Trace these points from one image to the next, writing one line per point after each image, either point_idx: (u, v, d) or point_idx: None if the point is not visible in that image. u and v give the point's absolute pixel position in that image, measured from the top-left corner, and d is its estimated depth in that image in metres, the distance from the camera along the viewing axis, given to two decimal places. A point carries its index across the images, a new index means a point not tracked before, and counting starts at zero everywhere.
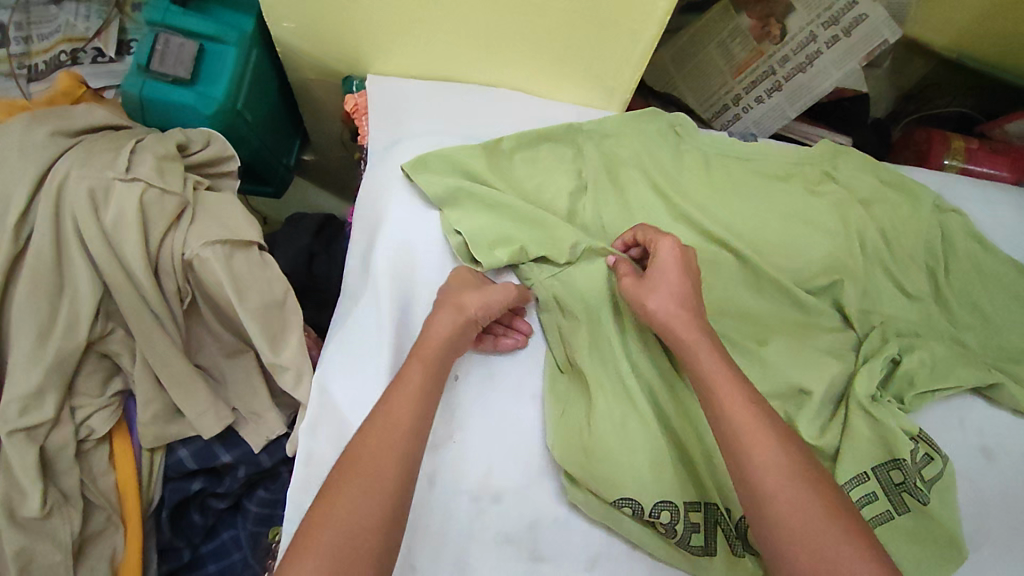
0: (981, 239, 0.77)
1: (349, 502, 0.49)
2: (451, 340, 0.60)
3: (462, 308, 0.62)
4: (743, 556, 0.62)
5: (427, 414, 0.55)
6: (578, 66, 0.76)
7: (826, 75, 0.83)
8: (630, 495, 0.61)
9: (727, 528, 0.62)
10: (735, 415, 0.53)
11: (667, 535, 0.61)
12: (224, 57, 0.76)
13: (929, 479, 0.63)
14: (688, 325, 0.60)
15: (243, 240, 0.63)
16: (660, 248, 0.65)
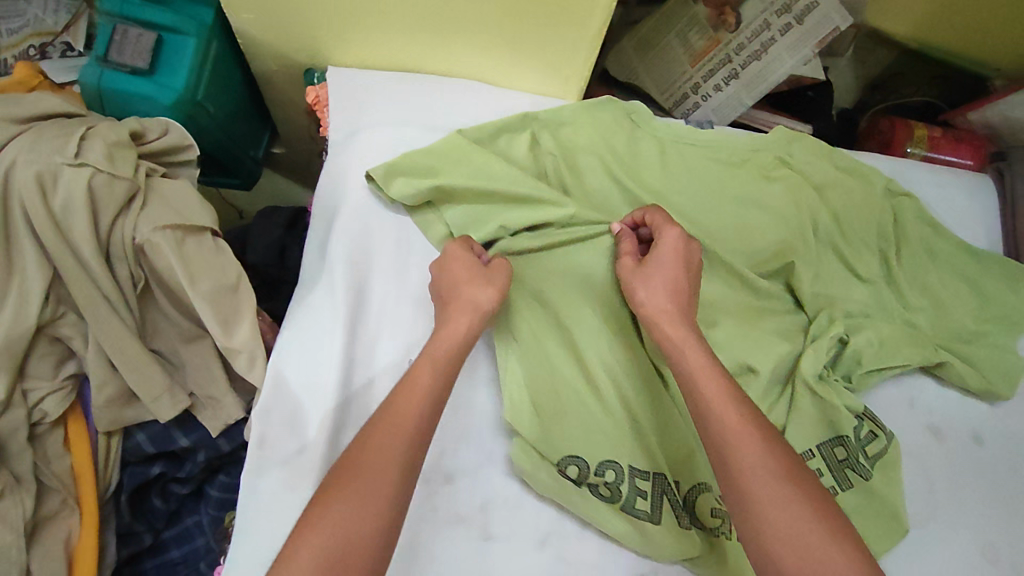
0: (933, 222, 0.79)
1: (342, 513, 0.49)
2: (468, 340, 0.61)
3: (479, 307, 0.62)
4: (690, 528, 0.63)
5: (433, 415, 0.56)
6: (533, 55, 0.77)
7: (780, 61, 0.85)
8: (575, 453, 0.63)
9: (674, 499, 0.63)
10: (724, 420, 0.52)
11: (613, 496, 0.62)
12: (184, 49, 0.76)
13: (873, 455, 0.65)
14: (674, 320, 0.60)
15: (197, 225, 0.65)
16: (663, 238, 0.64)
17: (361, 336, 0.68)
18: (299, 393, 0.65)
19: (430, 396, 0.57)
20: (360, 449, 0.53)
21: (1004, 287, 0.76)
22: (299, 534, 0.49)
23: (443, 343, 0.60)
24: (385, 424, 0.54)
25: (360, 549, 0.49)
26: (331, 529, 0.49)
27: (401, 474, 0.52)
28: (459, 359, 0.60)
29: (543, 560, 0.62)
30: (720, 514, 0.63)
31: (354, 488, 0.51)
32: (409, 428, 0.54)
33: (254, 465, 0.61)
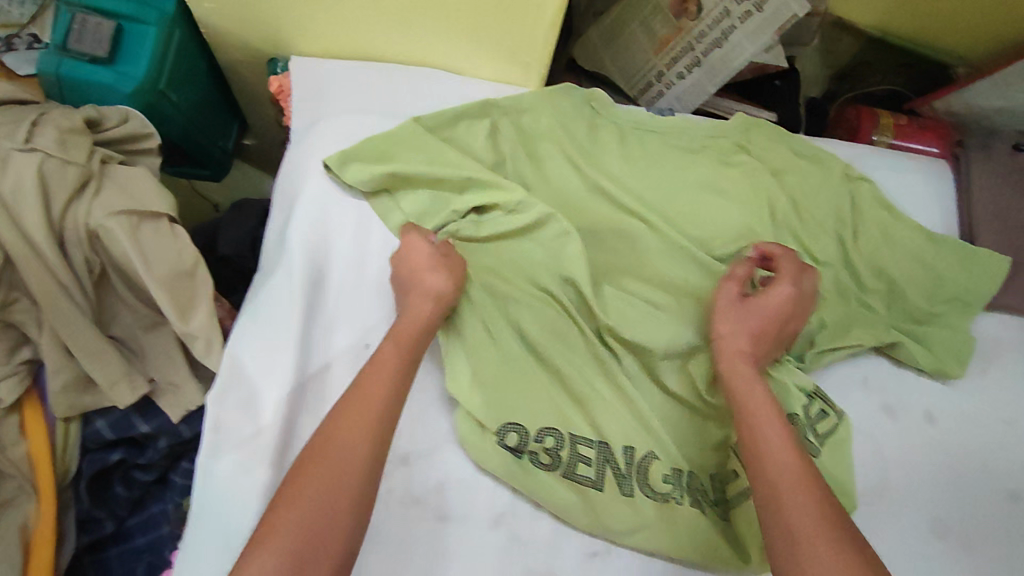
0: (890, 206, 0.79)
1: (301, 505, 0.49)
2: (429, 325, 0.62)
3: (432, 290, 0.63)
4: (632, 493, 0.63)
5: (394, 406, 0.56)
6: (492, 42, 0.78)
7: (742, 49, 0.83)
8: (516, 421, 0.64)
9: (616, 466, 0.64)
10: (783, 483, 0.50)
11: (551, 462, 0.63)
12: (146, 38, 0.76)
13: (822, 434, 0.66)
14: (748, 360, 0.61)
15: (154, 211, 0.66)
16: (773, 291, 0.64)
17: (319, 320, 0.69)
18: (257, 377, 0.65)
19: (396, 372, 0.58)
20: (331, 431, 0.53)
21: (960, 269, 0.76)
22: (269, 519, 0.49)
23: (405, 325, 0.61)
24: (352, 405, 0.55)
25: (332, 533, 0.49)
26: (301, 512, 0.49)
27: (369, 452, 0.53)
28: (421, 339, 0.61)
29: (496, 540, 0.63)
30: (669, 481, 0.64)
31: (324, 470, 0.51)
32: (377, 407, 0.55)
33: (210, 448, 0.62)
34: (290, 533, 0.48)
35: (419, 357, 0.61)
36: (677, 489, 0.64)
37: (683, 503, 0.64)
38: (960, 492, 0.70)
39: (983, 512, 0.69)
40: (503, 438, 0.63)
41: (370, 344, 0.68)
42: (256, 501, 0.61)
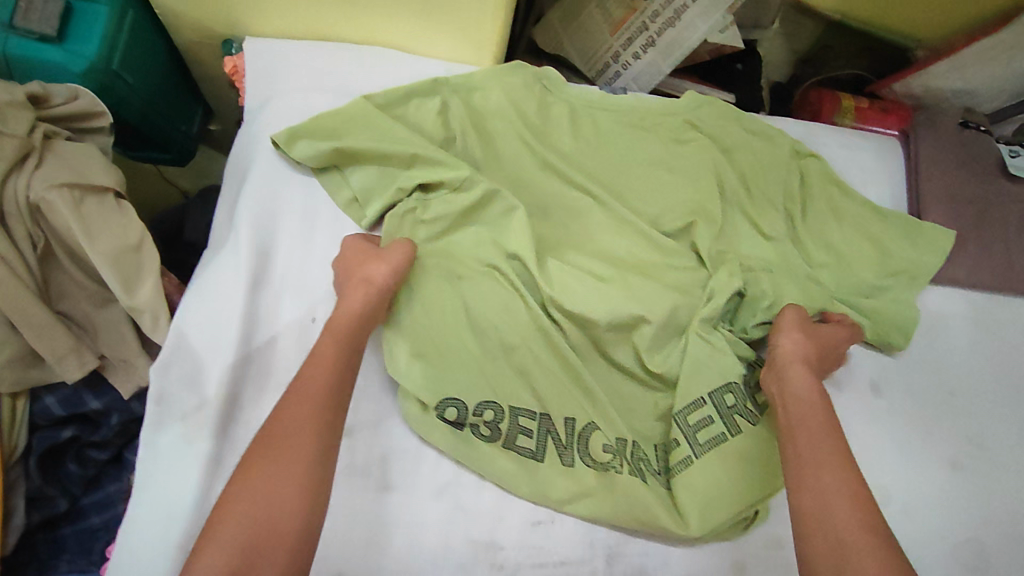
0: (839, 182, 0.80)
1: (249, 492, 0.50)
2: (367, 314, 0.63)
3: (372, 282, 0.64)
4: (575, 465, 0.64)
5: (339, 390, 0.57)
6: (441, 21, 0.78)
7: (695, 28, 0.84)
8: (454, 395, 0.64)
9: (557, 439, 0.65)
10: (829, 495, 0.53)
11: (492, 435, 0.64)
12: (97, 18, 0.76)
13: (761, 402, 0.69)
14: (804, 370, 0.65)
15: (99, 185, 0.66)
16: (834, 333, 0.70)
17: (264, 295, 0.69)
18: (200, 352, 0.66)
19: (336, 362, 0.58)
20: (274, 423, 0.54)
21: (906, 244, 0.77)
22: (219, 512, 0.49)
23: (344, 315, 0.62)
24: (294, 396, 0.56)
25: (281, 522, 0.49)
26: (248, 502, 0.49)
27: (313, 440, 0.53)
28: (361, 328, 0.62)
29: (439, 509, 0.64)
30: (610, 450, 0.65)
31: (269, 460, 0.52)
32: (318, 395, 0.56)
33: (153, 420, 0.63)
34: (238, 524, 0.48)
35: (359, 344, 0.61)
36: (618, 458, 0.65)
37: (625, 473, 0.64)
38: (904, 461, 0.71)
39: (924, 481, 0.70)
40: (443, 413, 0.63)
41: (315, 319, 0.69)
42: (200, 471, 0.62)
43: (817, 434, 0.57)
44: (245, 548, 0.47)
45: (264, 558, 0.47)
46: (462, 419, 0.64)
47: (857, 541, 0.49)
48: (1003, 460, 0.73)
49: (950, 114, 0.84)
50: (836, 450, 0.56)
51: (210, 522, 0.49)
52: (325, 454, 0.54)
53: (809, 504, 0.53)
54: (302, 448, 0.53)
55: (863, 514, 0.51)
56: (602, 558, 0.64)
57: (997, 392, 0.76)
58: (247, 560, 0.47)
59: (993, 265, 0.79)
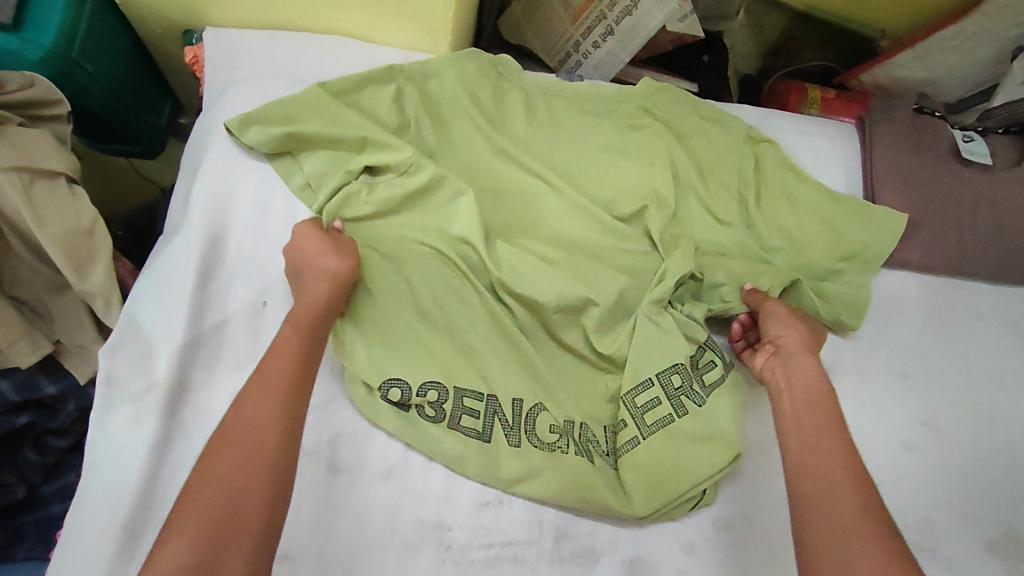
0: (793, 167, 0.81)
1: (218, 473, 0.48)
2: (328, 304, 0.62)
3: (334, 275, 0.64)
4: (521, 446, 0.64)
5: (303, 374, 0.56)
6: (397, 8, 0.79)
7: (651, 15, 0.84)
8: (397, 376, 0.64)
9: (504, 419, 0.65)
10: (833, 478, 0.53)
11: (438, 416, 0.64)
12: (53, 7, 0.77)
13: (711, 383, 0.70)
14: (805, 357, 0.65)
15: (49, 169, 0.66)
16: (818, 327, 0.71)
17: (216, 279, 0.70)
18: (152, 335, 0.66)
19: (298, 352, 0.57)
20: (238, 412, 0.52)
21: (858, 227, 0.78)
22: (182, 502, 0.47)
23: (302, 306, 0.61)
24: (256, 383, 0.54)
25: (247, 512, 0.47)
26: (214, 492, 0.47)
27: (280, 429, 0.52)
28: (321, 323, 0.61)
29: (388, 491, 0.64)
30: (556, 430, 0.66)
31: (235, 448, 0.50)
32: (283, 379, 0.55)
33: (101, 402, 0.63)
34: (203, 513, 0.46)
35: (320, 335, 0.61)
36: (565, 437, 0.66)
37: (570, 454, 0.65)
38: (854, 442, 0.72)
39: (874, 462, 0.71)
40: (387, 393, 0.64)
41: (265, 302, 0.69)
42: (146, 451, 0.62)
43: (822, 425, 0.58)
44: (209, 538, 0.45)
45: (227, 547, 0.45)
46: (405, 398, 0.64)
47: (863, 525, 0.49)
48: (953, 440, 0.74)
49: (904, 100, 0.86)
50: (841, 440, 0.56)
51: (174, 511, 0.47)
52: (290, 445, 0.52)
53: (814, 491, 0.53)
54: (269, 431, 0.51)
55: (868, 501, 0.51)
56: (551, 538, 0.65)
57: (945, 373, 0.77)
58: (213, 541, 0.45)
59: (945, 248, 0.80)
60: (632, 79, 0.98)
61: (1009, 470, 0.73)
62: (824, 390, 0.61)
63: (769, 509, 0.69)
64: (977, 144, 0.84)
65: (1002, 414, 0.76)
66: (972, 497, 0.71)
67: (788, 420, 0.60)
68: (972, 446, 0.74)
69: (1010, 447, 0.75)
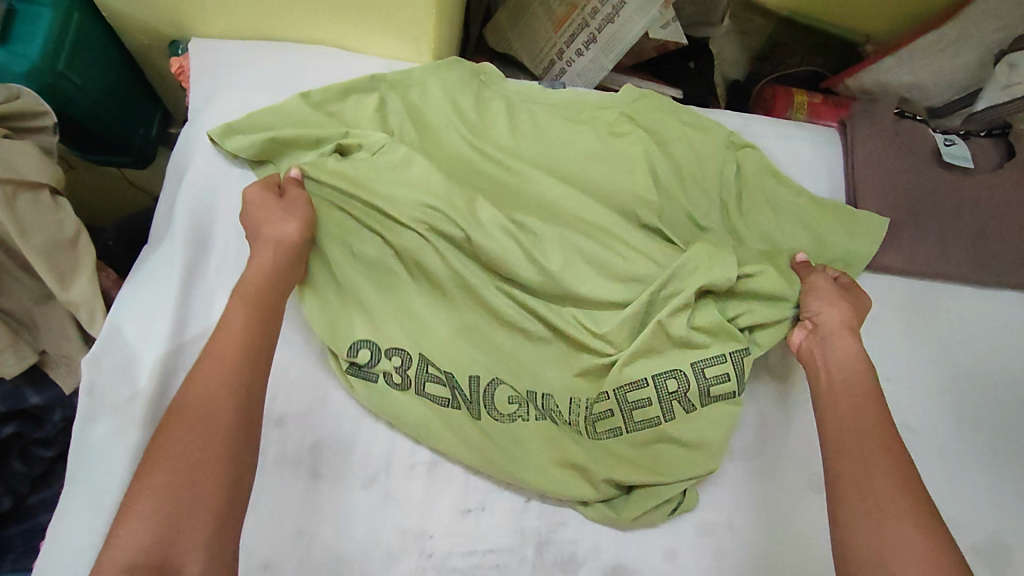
0: (774, 172, 0.82)
1: (172, 449, 0.49)
2: (276, 270, 0.63)
3: (280, 237, 0.65)
4: (479, 416, 0.68)
5: (255, 349, 0.56)
6: (380, 18, 0.79)
7: (633, 23, 0.85)
8: (366, 339, 0.68)
9: (462, 393, 0.68)
10: (871, 461, 0.56)
11: (400, 380, 0.67)
12: (41, 20, 0.77)
13: (714, 396, 0.69)
14: (846, 336, 0.67)
15: (34, 182, 0.67)
16: (860, 299, 0.72)
17: (200, 287, 0.70)
18: (135, 344, 0.67)
19: (246, 329, 0.57)
20: (188, 392, 0.53)
21: (840, 231, 0.79)
22: (138, 481, 0.49)
23: (251, 278, 0.62)
24: (205, 363, 0.54)
25: (203, 487, 0.49)
26: (168, 472, 0.48)
27: (231, 405, 0.52)
28: (274, 291, 0.62)
29: (370, 498, 0.65)
30: (514, 401, 0.69)
31: (186, 427, 0.51)
32: (235, 357, 0.55)
33: (84, 412, 0.63)
34: (157, 491, 0.48)
35: (272, 300, 0.61)
36: (523, 406, 0.69)
37: (529, 420, 0.69)
38: None
39: None
40: (353, 355, 0.67)
41: None
42: (128, 461, 0.63)
43: (859, 404, 0.61)
44: (166, 515, 0.47)
45: (189, 521, 0.47)
46: (369, 363, 0.67)
47: (900, 506, 0.52)
48: (934, 443, 0.75)
49: (886, 104, 0.87)
50: (880, 419, 0.59)
51: (131, 490, 0.49)
52: (246, 420, 0.53)
53: (851, 470, 0.56)
54: (221, 408, 0.52)
55: (907, 481, 0.54)
56: (533, 545, 0.66)
57: (927, 376, 0.78)
58: (173, 517, 0.47)
59: (925, 253, 0.81)
60: (616, 85, 0.99)
61: (990, 472, 0.74)
62: (864, 370, 0.63)
63: (748, 513, 0.70)
64: (958, 147, 0.85)
65: (984, 417, 0.77)
66: (952, 499, 0.72)
67: (828, 398, 0.63)
68: (954, 449, 0.75)
69: (992, 449, 0.75)
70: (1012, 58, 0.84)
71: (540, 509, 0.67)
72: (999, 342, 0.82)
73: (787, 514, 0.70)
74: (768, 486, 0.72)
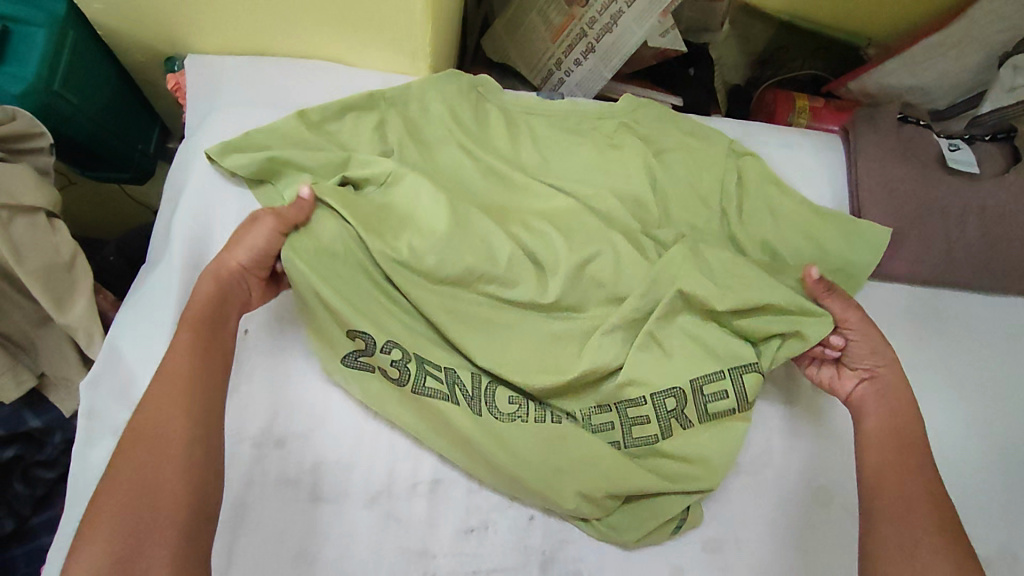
0: (777, 181, 0.81)
1: (124, 477, 0.49)
2: (221, 298, 0.61)
3: (221, 264, 0.62)
4: (482, 414, 0.65)
5: (206, 372, 0.56)
6: (376, 33, 0.79)
7: (630, 33, 0.84)
8: (365, 328, 0.66)
9: (465, 389, 0.66)
10: (912, 496, 0.57)
11: (396, 369, 0.66)
12: (35, 40, 0.76)
13: (713, 414, 0.68)
14: (898, 381, 0.67)
15: (29, 206, 0.66)
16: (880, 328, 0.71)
17: None
18: (132, 366, 0.66)
19: (197, 353, 0.57)
20: (140, 414, 0.53)
21: (842, 240, 0.78)
22: (95, 502, 0.48)
23: (195, 303, 0.60)
24: (157, 384, 0.54)
25: (161, 503, 0.48)
26: (117, 503, 0.48)
27: (187, 422, 0.52)
28: (221, 311, 0.61)
29: (372, 519, 0.64)
30: (514, 403, 0.67)
31: (143, 444, 0.51)
32: (184, 380, 0.55)
33: (83, 435, 0.63)
34: (113, 511, 0.47)
35: (221, 329, 0.60)
36: (523, 407, 0.67)
37: (529, 421, 0.66)
38: (840, 461, 0.73)
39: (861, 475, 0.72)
40: (352, 342, 0.65)
41: (245, 329, 0.68)
42: None
43: (904, 443, 0.62)
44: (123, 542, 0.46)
45: (146, 546, 0.46)
46: (370, 351, 0.66)
47: (936, 542, 0.54)
48: (944, 454, 0.74)
49: (888, 110, 0.86)
50: (920, 460, 0.60)
51: (88, 512, 0.48)
52: (201, 445, 0.52)
53: (891, 504, 0.57)
54: (172, 432, 0.52)
55: (943, 519, 0.55)
56: (538, 564, 0.66)
57: (937, 385, 0.77)
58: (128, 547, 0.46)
59: (933, 259, 0.81)
60: (615, 94, 0.98)
61: (1001, 483, 0.73)
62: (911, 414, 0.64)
63: (756, 527, 0.69)
64: (964, 152, 0.84)
65: (994, 427, 0.76)
66: (963, 512, 0.71)
67: (879, 432, 0.64)
68: (965, 460, 0.74)
69: (1003, 458, 0.75)
70: (1015, 61, 0.83)
71: (544, 527, 0.67)
72: (1008, 348, 0.81)
73: (792, 528, 0.70)
74: (775, 499, 0.71)
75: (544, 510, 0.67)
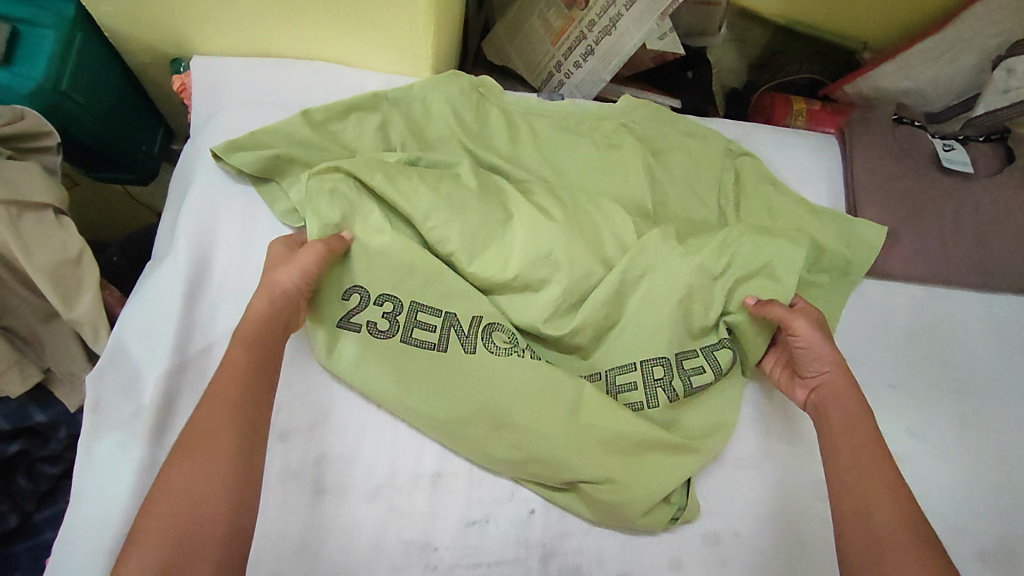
0: (772, 180, 0.82)
1: (175, 482, 0.50)
2: (275, 316, 0.62)
3: (278, 287, 0.63)
4: (478, 348, 0.67)
5: (258, 384, 0.57)
6: (379, 34, 0.80)
7: (629, 36, 0.85)
8: (358, 284, 0.69)
9: (460, 329, 0.68)
10: (871, 495, 0.56)
11: (391, 323, 0.68)
12: (43, 40, 0.78)
13: (697, 388, 0.70)
14: (843, 380, 0.65)
15: (37, 202, 0.67)
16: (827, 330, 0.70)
17: (202, 302, 0.71)
18: (139, 361, 0.67)
19: (249, 366, 0.57)
20: (191, 423, 0.53)
21: (839, 239, 0.80)
22: (145, 508, 0.49)
23: (248, 318, 0.60)
24: (209, 394, 0.55)
25: (207, 519, 0.49)
26: (168, 512, 0.48)
27: (234, 435, 0.53)
28: (272, 326, 0.61)
29: (374, 512, 0.65)
30: (511, 340, 0.68)
31: (193, 454, 0.51)
32: (237, 394, 0.55)
33: (88, 429, 0.64)
34: (159, 527, 0.47)
35: (271, 347, 0.60)
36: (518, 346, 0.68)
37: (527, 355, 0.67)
38: None
39: None
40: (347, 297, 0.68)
41: None
42: (131, 476, 0.63)
43: (858, 442, 0.61)
44: (173, 550, 0.47)
45: (193, 555, 0.47)
46: (365, 303, 0.68)
47: (900, 541, 0.53)
48: (939, 448, 0.74)
49: (883, 110, 0.88)
50: (879, 455, 0.59)
51: (136, 524, 0.48)
52: (247, 459, 0.53)
53: (852, 508, 0.56)
54: (224, 443, 0.52)
55: (907, 516, 0.54)
56: (538, 557, 0.66)
57: (932, 381, 0.78)
58: (175, 557, 0.46)
59: (926, 258, 0.82)
60: (615, 96, 1.00)
61: (995, 474, 0.74)
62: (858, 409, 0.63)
63: (755, 521, 0.70)
64: (957, 152, 0.85)
65: (989, 421, 0.77)
66: (960, 506, 0.72)
67: (835, 433, 0.62)
68: (962, 454, 0.75)
69: (999, 453, 0.75)
70: (1009, 63, 0.83)
71: (544, 520, 0.67)
72: (1004, 345, 0.82)
73: (791, 520, 0.71)
74: (775, 495, 0.72)
75: (543, 503, 0.68)
